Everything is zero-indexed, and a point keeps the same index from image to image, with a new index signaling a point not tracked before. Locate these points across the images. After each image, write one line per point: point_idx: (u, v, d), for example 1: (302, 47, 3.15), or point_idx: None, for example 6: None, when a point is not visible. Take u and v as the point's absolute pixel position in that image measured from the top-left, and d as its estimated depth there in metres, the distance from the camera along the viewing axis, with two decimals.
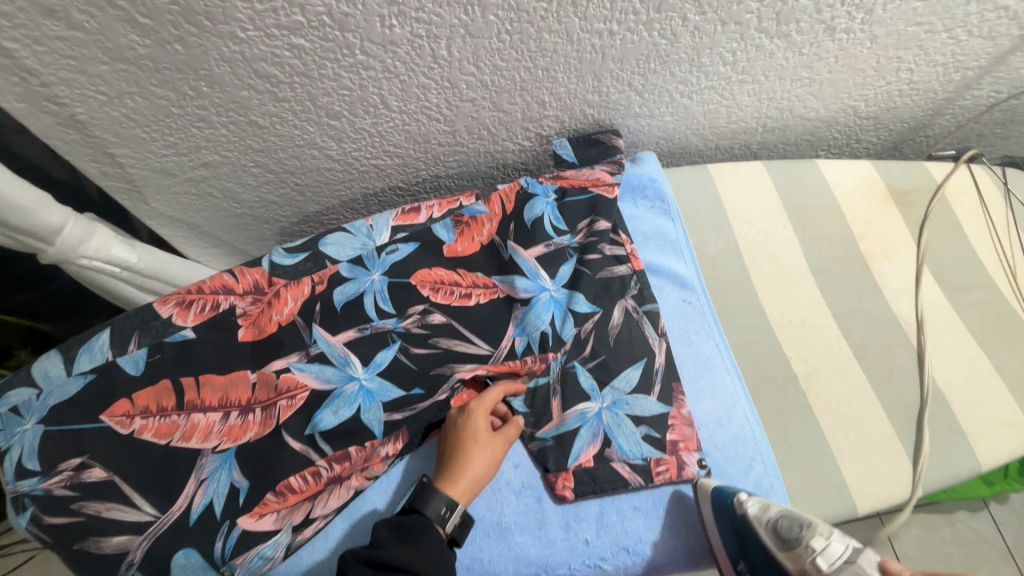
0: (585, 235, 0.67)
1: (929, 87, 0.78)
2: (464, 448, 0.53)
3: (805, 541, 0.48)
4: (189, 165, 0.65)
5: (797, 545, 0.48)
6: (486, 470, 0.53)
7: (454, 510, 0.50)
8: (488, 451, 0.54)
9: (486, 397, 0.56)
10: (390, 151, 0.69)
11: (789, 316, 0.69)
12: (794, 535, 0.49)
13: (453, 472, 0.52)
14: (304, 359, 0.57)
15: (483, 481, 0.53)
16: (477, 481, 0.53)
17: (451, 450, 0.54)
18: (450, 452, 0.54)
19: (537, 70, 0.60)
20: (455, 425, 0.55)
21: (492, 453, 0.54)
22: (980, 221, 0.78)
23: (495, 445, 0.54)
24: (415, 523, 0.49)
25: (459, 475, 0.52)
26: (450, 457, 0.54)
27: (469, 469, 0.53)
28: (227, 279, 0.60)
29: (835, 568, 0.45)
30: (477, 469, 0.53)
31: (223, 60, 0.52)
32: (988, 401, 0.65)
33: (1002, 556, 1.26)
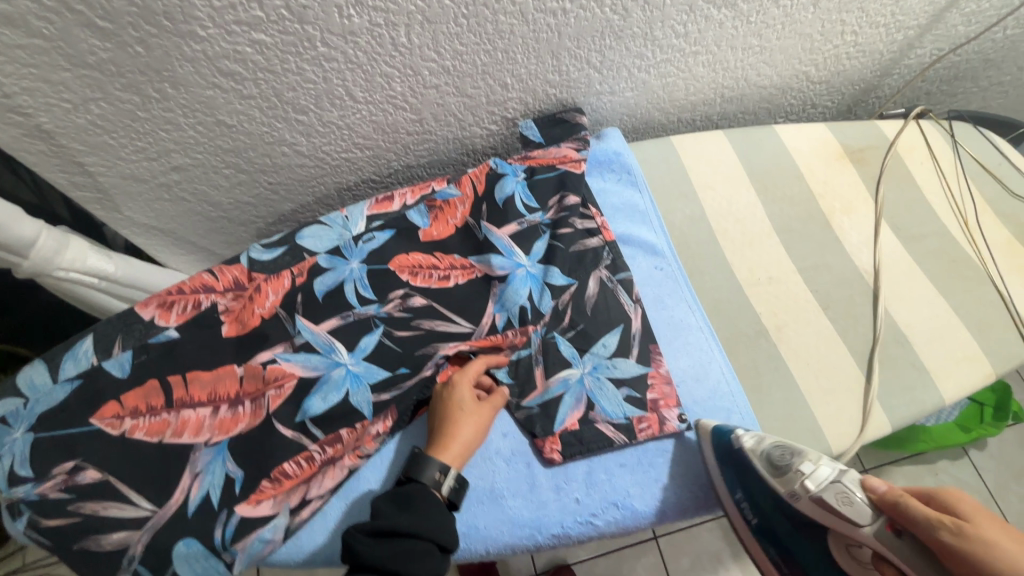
0: (556, 211, 0.69)
1: (874, 48, 0.81)
2: (452, 417, 0.56)
3: (795, 467, 0.53)
4: (160, 169, 0.66)
5: (788, 470, 0.53)
6: (475, 436, 0.56)
7: (447, 474, 0.52)
8: (475, 418, 0.56)
9: (469, 370, 0.58)
10: (360, 143, 0.71)
11: (757, 275, 0.71)
12: (786, 462, 0.53)
13: (443, 439, 0.55)
14: (290, 349, 0.58)
15: (472, 447, 0.56)
16: (467, 446, 0.55)
17: (440, 420, 0.56)
18: (438, 422, 0.56)
19: (496, 52, 0.62)
20: (441, 398, 0.57)
21: (479, 419, 0.56)
22: (931, 173, 0.82)
23: (482, 412, 0.57)
24: (412, 491, 0.51)
25: (449, 442, 0.54)
26: (439, 427, 0.56)
27: (459, 435, 0.55)
28: (206, 278, 0.61)
29: (823, 488, 0.51)
30: (466, 435, 0.55)
31: (186, 60, 0.53)
32: (948, 339, 0.69)
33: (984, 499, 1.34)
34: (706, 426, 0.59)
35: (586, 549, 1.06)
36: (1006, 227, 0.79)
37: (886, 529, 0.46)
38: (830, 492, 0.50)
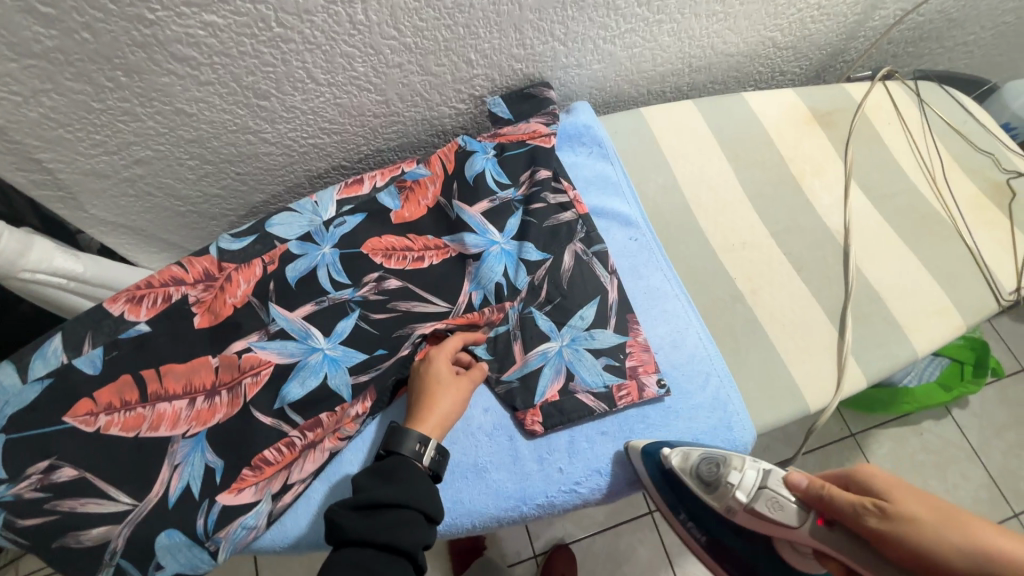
0: (528, 186, 0.69)
1: (838, 11, 0.82)
2: (430, 391, 0.56)
3: (722, 479, 0.54)
4: (122, 163, 0.64)
5: (718, 484, 0.54)
6: (454, 408, 0.56)
7: (428, 445, 0.53)
8: (453, 390, 0.56)
9: (446, 344, 0.58)
10: (327, 128, 0.70)
11: (731, 241, 0.72)
12: (713, 476, 0.55)
13: (422, 412, 0.55)
14: (265, 337, 0.58)
15: (451, 419, 0.56)
16: (446, 418, 0.55)
17: (418, 394, 0.57)
18: (417, 396, 0.56)
19: (457, 27, 0.62)
20: (419, 373, 0.58)
21: (457, 392, 0.56)
22: (899, 133, 0.83)
23: (460, 384, 0.57)
24: (394, 463, 0.51)
25: (428, 414, 0.55)
26: (417, 401, 0.56)
27: (437, 408, 0.55)
28: (175, 271, 0.60)
29: (753, 496, 0.52)
30: (445, 408, 0.55)
31: (136, 45, 0.51)
32: (919, 295, 0.70)
33: (967, 455, 1.37)
34: (635, 448, 0.58)
35: (581, 526, 1.07)
36: (973, 182, 0.80)
37: (818, 524, 0.46)
38: (760, 501, 0.51)
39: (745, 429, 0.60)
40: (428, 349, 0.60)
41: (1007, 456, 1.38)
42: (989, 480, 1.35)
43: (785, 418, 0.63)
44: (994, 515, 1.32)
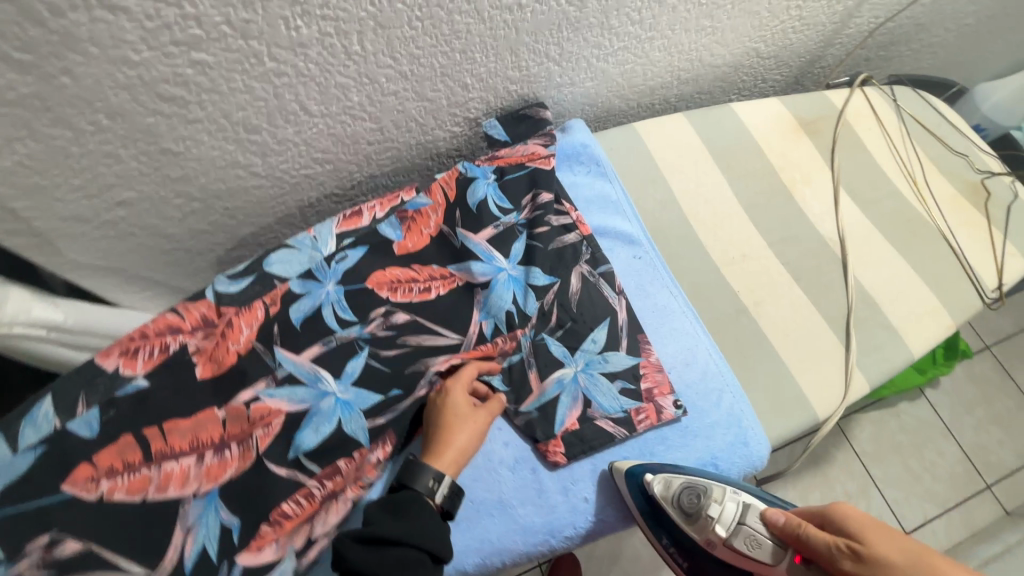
0: (531, 210, 0.68)
1: (817, 21, 0.84)
2: (447, 423, 0.55)
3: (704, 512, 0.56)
4: (104, 206, 0.61)
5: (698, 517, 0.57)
6: (471, 440, 0.55)
7: (442, 480, 0.52)
8: (470, 422, 0.55)
9: (463, 374, 0.58)
10: (319, 158, 0.67)
11: (730, 253, 0.73)
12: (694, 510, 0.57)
13: (439, 445, 0.54)
14: (273, 384, 0.56)
15: (469, 451, 0.55)
16: (463, 451, 0.54)
17: (435, 426, 0.55)
18: (434, 428, 0.55)
19: (454, 53, 0.60)
20: (436, 405, 0.57)
21: (475, 423, 0.55)
22: (880, 137, 0.86)
23: (477, 415, 0.56)
24: (405, 497, 0.50)
25: (445, 447, 0.54)
26: (434, 433, 0.55)
27: (454, 440, 0.54)
28: (171, 318, 0.57)
29: (732, 531, 0.56)
30: (462, 440, 0.55)
31: (120, 87, 0.48)
32: (911, 297, 0.73)
33: (941, 433, 1.44)
34: (621, 468, 0.57)
35: None
36: (950, 182, 0.83)
37: (796, 561, 0.51)
38: (739, 537, 0.55)
39: (759, 444, 0.61)
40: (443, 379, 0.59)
41: (977, 431, 1.45)
42: (962, 455, 1.42)
43: (796, 428, 0.64)
44: (968, 488, 1.39)
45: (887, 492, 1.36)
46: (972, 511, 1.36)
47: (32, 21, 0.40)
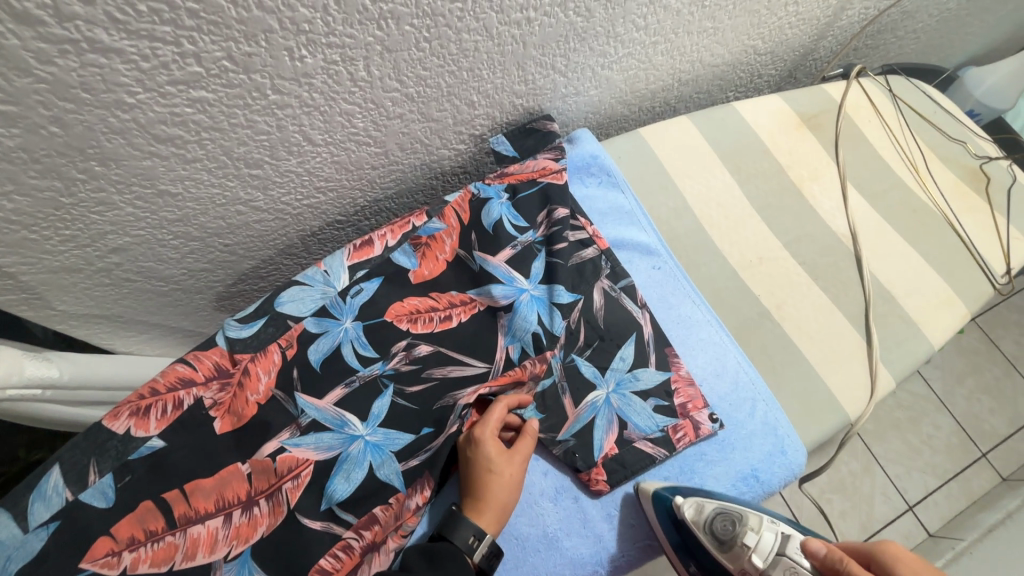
0: (547, 226, 0.66)
1: (813, 15, 0.83)
2: (483, 479, 0.55)
3: (740, 540, 0.56)
4: (96, 254, 0.57)
5: (733, 543, 0.56)
6: (510, 495, 0.55)
7: (482, 539, 0.53)
8: (506, 476, 0.55)
9: (492, 422, 0.56)
10: (323, 187, 0.64)
11: (748, 257, 0.73)
12: (728, 535, 0.56)
13: (479, 502, 0.55)
14: (297, 432, 0.53)
15: (509, 504, 0.56)
16: (503, 506, 0.55)
17: (474, 479, 0.55)
18: (471, 484, 0.55)
19: (461, 72, 0.58)
20: (473, 455, 0.56)
21: (511, 476, 0.56)
22: (880, 128, 0.86)
23: (512, 466, 0.56)
24: (443, 549, 0.52)
25: (484, 506, 0.54)
26: (472, 490, 0.55)
27: (493, 497, 0.55)
28: (182, 370, 0.53)
29: (770, 562, 0.54)
30: (501, 495, 0.55)
31: (114, 132, 0.45)
32: (926, 288, 0.74)
33: (937, 407, 1.47)
34: (646, 491, 0.59)
35: None
36: (951, 170, 0.84)
37: None
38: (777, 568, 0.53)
39: (793, 455, 0.61)
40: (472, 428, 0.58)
41: (970, 401, 1.49)
42: (957, 426, 1.46)
43: (830, 430, 0.64)
44: (965, 457, 1.42)
45: (890, 468, 1.39)
46: (971, 480, 1.39)
47: (18, 70, 0.37)
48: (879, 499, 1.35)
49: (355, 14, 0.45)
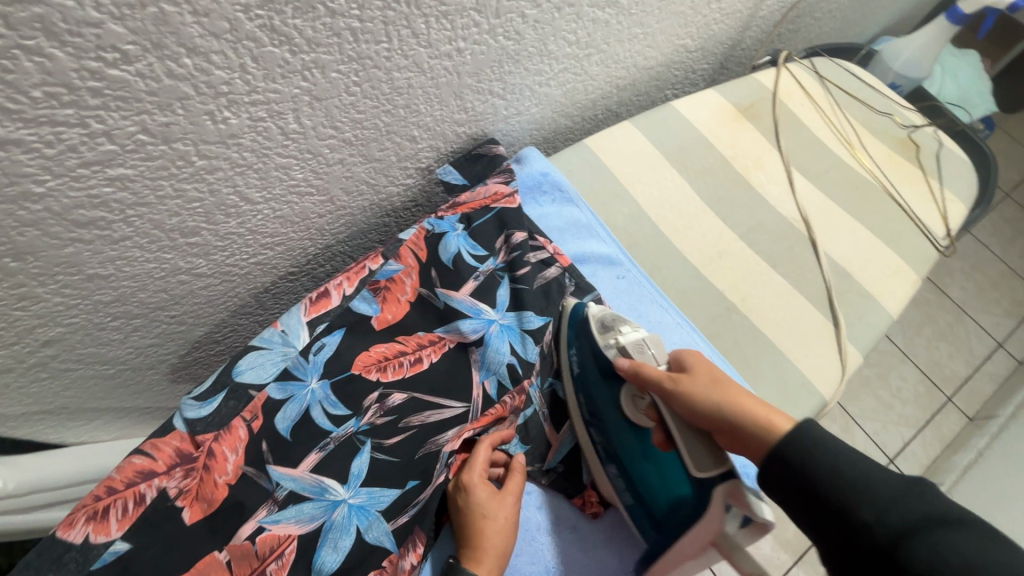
0: (507, 252, 0.65)
1: (735, 10, 0.86)
2: (481, 523, 0.55)
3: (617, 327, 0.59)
4: (28, 349, 0.52)
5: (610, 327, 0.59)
6: (506, 539, 0.55)
7: None
8: (502, 516, 0.56)
9: (477, 461, 0.56)
10: (269, 243, 0.61)
11: (707, 254, 0.74)
12: (612, 323, 0.59)
13: (476, 551, 0.54)
14: (275, 507, 0.50)
15: (505, 550, 0.55)
16: (500, 551, 0.55)
17: (468, 528, 0.55)
18: (468, 533, 0.55)
19: (398, 110, 0.56)
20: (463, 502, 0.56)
21: (504, 518, 0.56)
22: (814, 111, 0.89)
23: (504, 508, 0.56)
24: None
25: (482, 553, 0.54)
26: (467, 539, 0.55)
27: (490, 543, 0.54)
28: (140, 463, 0.48)
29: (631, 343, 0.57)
30: (498, 541, 0.55)
31: (25, 224, 0.41)
32: (877, 261, 0.77)
33: (901, 360, 1.53)
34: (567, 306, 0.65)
35: None
36: (883, 142, 0.88)
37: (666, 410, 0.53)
38: (633, 346, 0.57)
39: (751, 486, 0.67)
40: (460, 474, 0.58)
41: (930, 350, 1.56)
42: (921, 374, 1.52)
43: (808, 414, 0.66)
44: (933, 404, 1.48)
45: (868, 425, 1.43)
46: (941, 425, 1.46)
47: None
48: None
49: (275, 69, 0.43)
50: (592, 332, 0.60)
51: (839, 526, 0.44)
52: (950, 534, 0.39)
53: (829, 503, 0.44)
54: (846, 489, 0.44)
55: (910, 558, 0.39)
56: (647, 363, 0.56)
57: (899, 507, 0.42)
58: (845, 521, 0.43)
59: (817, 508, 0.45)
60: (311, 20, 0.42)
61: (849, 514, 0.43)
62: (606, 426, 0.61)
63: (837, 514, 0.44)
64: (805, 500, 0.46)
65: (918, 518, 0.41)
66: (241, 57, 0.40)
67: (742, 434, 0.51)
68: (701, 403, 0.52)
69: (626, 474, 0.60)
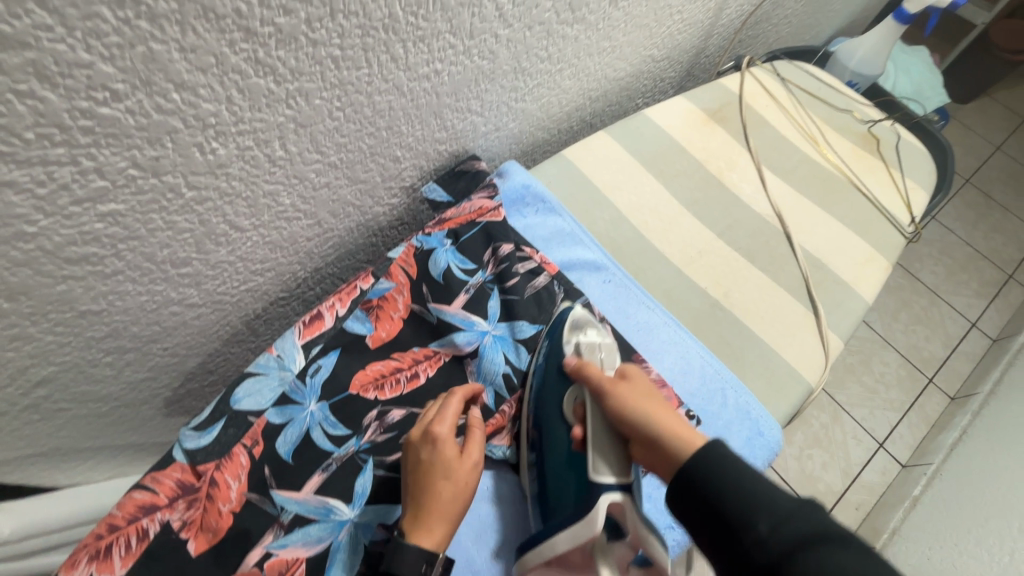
0: (495, 264, 0.67)
1: (696, 20, 0.90)
2: (440, 484, 0.51)
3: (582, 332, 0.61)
4: (21, 390, 0.52)
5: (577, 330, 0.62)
6: (460, 507, 0.52)
7: (433, 562, 0.48)
8: (461, 483, 0.52)
9: (449, 414, 0.54)
10: (259, 269, 0.61)
11: (688, 253, 0.76)
12: (584, 327, 0.62)
13: (426, 516, 0.50)
14: (281, 532, 0.50)
15: (456, 519, 0.52)
16: (452, 520, 0.51)
17: (422, 489, 0.51)
18: (422, 492, 0.51)
19: (381, 131, 0.58)
20: (423, 459, 0.52)
21: (463, 483, 0.52)
22: (778, 111, 0.93)
23: (466, 473, 0.53)
24: None
25: (432, 519, 0.50)
26: (419, 501, 0.51)
27: (443, 510, 0.51)
28: (142, 497, 0.48)
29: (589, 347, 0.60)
30: (451, 508, 0.51)
31: (17, 264, 0.41)
32: (852, 251, 0.80)
33: (882, 345, 1.58)
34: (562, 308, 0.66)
35: None
36: (846, 137, 0.92)
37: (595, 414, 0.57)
38: (586, 349, 0.60)
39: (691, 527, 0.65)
40: (430, 425, 0.53)
41: (908, 333, 1.61)
42: (902, 358, 1.57)
43: (797, 403, 0.68)
44: (915, 385, 1.53)
45: (855, 411, 1.47)
46: (925, 406, 1.50)
47: None
48: (853, 443, 1.42)
49: (261, 99, 0.44)
50: (564, 326, 0.62)
51: (735, 543, 0.44)
52: (835, 551, 0.40)
53: (724, 518, 0.46)
54: (744, 506, 0.45)
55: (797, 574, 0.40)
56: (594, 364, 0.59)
57: (790, 524, 0.43)
58: (738, 535, 0.44)
59: (711, 520, 0.46)
60: (294, 50, 0.43)
61: (747, 530, 0.44)
62: (540, 417, 0.60)
63: (733, 530, 0.45)
64: (703, 512, 0.47)
65: (806, 534, 0.42)
66: (227, 89, 0.42)
67: (657, 448, 0.53)
68: (629, 411, 0.55)
69: (542, 469, 0.59)
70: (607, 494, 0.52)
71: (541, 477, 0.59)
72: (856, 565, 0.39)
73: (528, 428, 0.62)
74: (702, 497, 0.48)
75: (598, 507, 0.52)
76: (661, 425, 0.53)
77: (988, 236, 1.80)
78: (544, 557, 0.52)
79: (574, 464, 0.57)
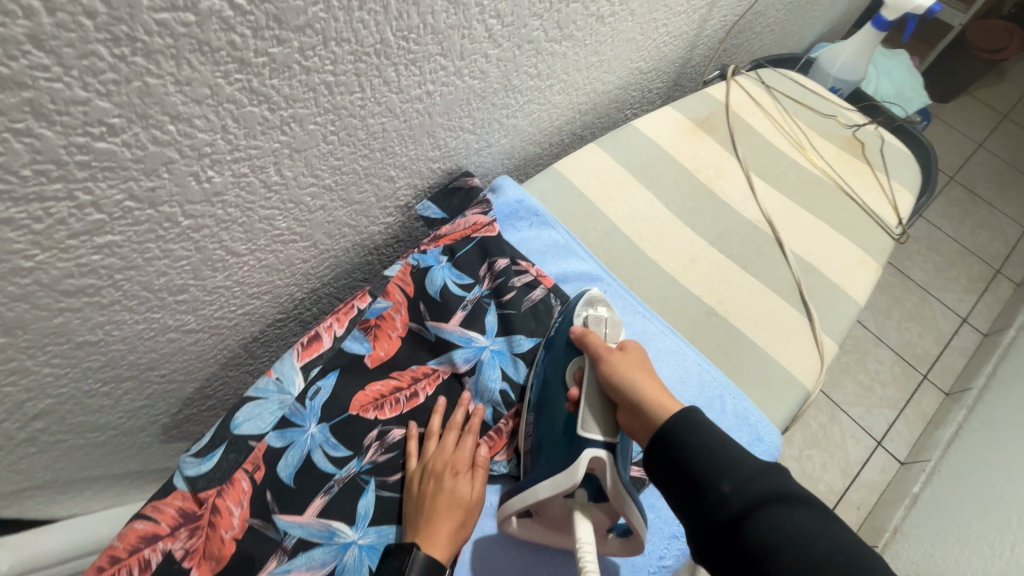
0: (491, 279, 0.67)
1: (681, 32, 0.91)
2: (459, 510, 0.54)
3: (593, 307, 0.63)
4: (18, 424, 0.51)
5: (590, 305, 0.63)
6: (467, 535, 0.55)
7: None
8: (471, 511, 0.55)
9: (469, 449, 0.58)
10: (257, 292, 0.61)
11: (682, 262, 0.77)
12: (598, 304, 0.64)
13: (444, 536, 0.52)
14: (285, 557, 0.50)
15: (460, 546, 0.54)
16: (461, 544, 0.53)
17: (444, 512, 0.53)
18: (443, 514, 0.53)
19: (375, 153, 0.58)
20: (446, 487, 0.54)
21: (475, 513, 0.56)
22: (765, 119, 0.94)
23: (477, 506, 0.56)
24: None
25: (450, 539, 0.52)
26: (439, 522, 0.52)
27: (457, 534, 0.53)
28: (143, 527, 0.48)
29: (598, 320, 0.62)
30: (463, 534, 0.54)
31: (15, 298, 0.41)
32: (841, 254, 0.82)
33: (876, 343, 1.59)
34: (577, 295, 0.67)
35: None
36: (832, 142, 0.94)
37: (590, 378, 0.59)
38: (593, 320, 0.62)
39: None
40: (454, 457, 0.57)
41: (901, 331, 1.62)
42: (896, 356, 1.58)
43: (793, 407, 0.69)
44: (910, 382, 1.54)
45: (852, 410, 1.48)
46: (921, 402, 1.51)
47: None
48: (851, 442, 1.43)
49: (256, 126, 0.45)
50: (577, 303, 0.64)
51: (701, 500, 0.49)
52: (789, 511, 0.46)
53: (696, 481, 0.50)
54: (715, 468, 0.49)
55: (753, 530, 0.45)
56: (597, 334, 0.61)
57: (752, 483, 0.48)
58: (706, 494, 0.49)
59: (685, 484, 0.50)
60: (287, 78, 0.43)
61: (711, 490, 0.49)
62: (542, 386, 0.61)
63: (700, 491, 0.49)
64: (674, 473, 0.51)
65: (765, 493, 0.47)
66: (222, 119, 0.42)
67: (641, 413, 0.55)
68: (622, 378, 0.57)
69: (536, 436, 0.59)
70: (591, 450, 0.54)
71: (536, 445, 0.59)
72: (809, 524, 0.45)
73: (529, 400, 0.62)
74: (677, 461, 0.52)
75: (580, 461, 0.53)
76: (649, 395, 0.56)
77: (975, 233, 1.83)
78: (525, 504, 0.55)
79: (568, 429, 0.57)
